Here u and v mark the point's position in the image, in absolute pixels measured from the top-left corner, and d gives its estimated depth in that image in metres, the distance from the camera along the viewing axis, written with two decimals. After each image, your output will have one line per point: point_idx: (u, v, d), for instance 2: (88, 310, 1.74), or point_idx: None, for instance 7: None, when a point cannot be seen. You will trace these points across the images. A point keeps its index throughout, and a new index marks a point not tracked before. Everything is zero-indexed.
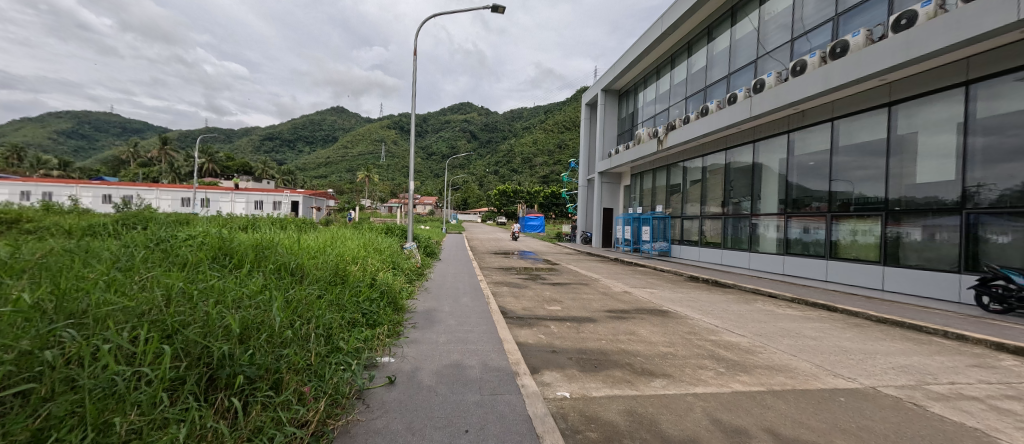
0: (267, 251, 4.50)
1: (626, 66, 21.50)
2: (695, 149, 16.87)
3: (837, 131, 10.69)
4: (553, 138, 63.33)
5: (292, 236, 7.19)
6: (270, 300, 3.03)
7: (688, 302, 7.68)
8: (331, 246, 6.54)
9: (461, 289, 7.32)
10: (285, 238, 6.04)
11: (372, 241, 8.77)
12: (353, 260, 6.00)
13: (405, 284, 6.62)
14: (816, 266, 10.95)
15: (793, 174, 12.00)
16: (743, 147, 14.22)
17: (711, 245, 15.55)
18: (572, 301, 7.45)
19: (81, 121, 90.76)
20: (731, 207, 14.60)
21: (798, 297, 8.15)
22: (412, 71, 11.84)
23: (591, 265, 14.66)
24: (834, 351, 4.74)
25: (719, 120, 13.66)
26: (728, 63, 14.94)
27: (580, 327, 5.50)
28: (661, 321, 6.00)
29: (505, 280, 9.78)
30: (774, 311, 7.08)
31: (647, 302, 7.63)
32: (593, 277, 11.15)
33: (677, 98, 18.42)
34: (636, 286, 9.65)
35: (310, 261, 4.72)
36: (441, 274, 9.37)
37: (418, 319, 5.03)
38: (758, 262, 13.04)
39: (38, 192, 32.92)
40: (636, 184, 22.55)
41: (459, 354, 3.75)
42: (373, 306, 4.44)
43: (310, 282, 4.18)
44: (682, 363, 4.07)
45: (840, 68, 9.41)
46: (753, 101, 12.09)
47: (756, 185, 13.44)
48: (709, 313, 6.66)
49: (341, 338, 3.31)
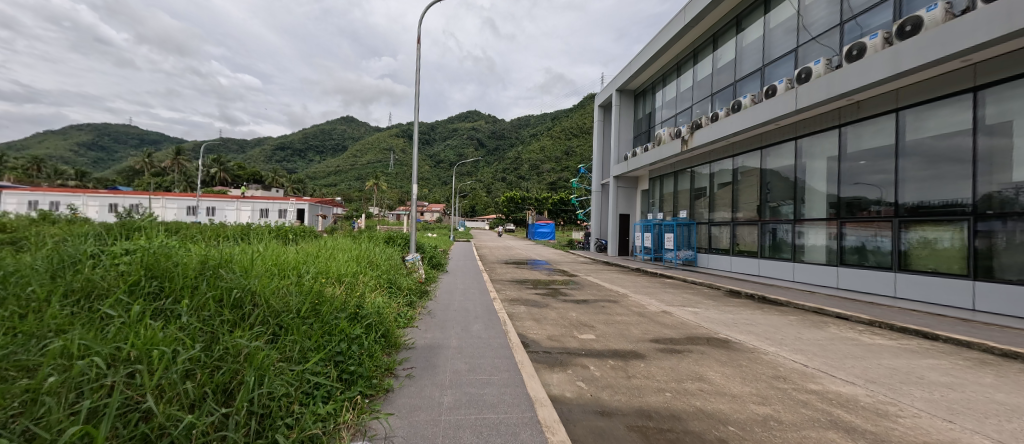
0: (211, 272, 3.31)
1: (644, 62, 20.22)
2: (723, 149, 15.49)
3: (902, 123, 9.26)
4: (561, 144, 61.79)
5: (270, 249, 6.02)
6: (155, 369, 1.81)
7: (748, 327, 6.31)
8: (314, 263, 5.33)
9: (472, 312, 6.04)
10: (257, 254, 4.86)
11: (367, 252, 7.54)
12: (337, 283, 4.75)
13: (402, 308, 5.34)
14: (880, 280, 9.46)
15: (846, 174, 10.58)
16: (781, 145, 12.82)
17: (744, 254, 14.10)
18: (606, 326, 6.09)
19: (98, 133, 92.55)
20: (768, 212, 13.19)
21: (879, 320, 6.71)
22: (416, 66, 10.86)
23: (613, 276, 13.28)
24: (1002, 413, 3.32)
25: (755, 115, 12.30)
26: (761, 54, 13.66)
27: (629, 368, 4.18)
28: (731, 358, 4.63)
29: (521, 297, 8.47)
30: (861, 341, 5.66)
31: (697, 326, 6.28)
32: (620, 291, 9.81)
33: (701, 95, 17.06)
34: (673, 304, 8.24)
35: (272, 285, 3.49)
36: (447, 291, 8.10)
37: (417, 362, 3.75)
38: (805, 274, 11.56)
39: (47, 200, 32.80)
40: (655, 188, 21.16)
41: (470, 436, 2.44)
42: (352, 348, 3.16)
43: (263, 321, 2.98)
44: (802, 441, 2.73)
45: (913, 49, 8.03)
46: (799, 91, 10.70)
47: (800, 187, 12.00)
48: (784, 345, 5.29)
49: (281, 421, 2.08)
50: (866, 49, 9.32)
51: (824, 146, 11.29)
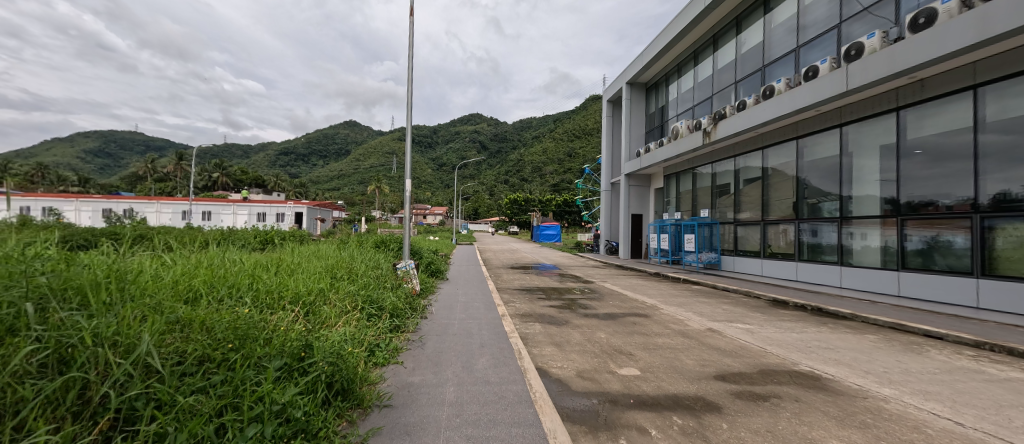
0: (40, 304, 2.03)
1: (659, 50, 18.79)
2: (750, 141, 14.08)
3: (981, 103, 7.87)
4: (563, 145, 60.46)
5: (215, 258, 4.77)
6: None
7: (830, 354, 4.90)
8: (267, 276, 4.09)
9: (475, 338, 4.67)
10: (184, 270, 3.64)
11: (344, 259, 6.21)
12: (287, 310, 3.49)
13: (381, 336, 4.02)
14: (958, 288, 8.05)
15: (906, 165, 9.18)
16: (822, 134, 11.40)
17: (778, 257, 12.70)
18: (648, 355, 4.70)
19: (104, 140, 92.58)
20: (807, 209, 11.77)
21: (989, 340, 5.32)
22: (410, 49, 9.55)
23: (632, 283, 11.86)
24: None
25: (794, 101, 10.90)
26: (797, 33, 12.25)
27: (710, 434, 2.79)
28: (846, 412, 3.22)
29: (533, 312, 7.07)
30: (993, 375, 4.25)
31: (765, 352, 4.88)
32: (647, 302, 8.41)
33: (723, 84, 15.67)
34: (717, 320, 6.82)
35: (141, 324, 2.17)
36: (446, 306, 6.73)
37: (390, 438, 2.36)
38: (855, 280, 10.16)
39: (38, 206, 31.86)
40: (670, 187, 19.73)
41: None
42: (266, 436, 1.83)
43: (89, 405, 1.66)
44: None
45: (1008, 8, 6.63)
46: (850, 70, 9.31)
47: (846, 180, 10.60)
48: (902, 385, 3.88)
49: None
50: (939, 15, 7.92)
51: (877, 132, 9.87)
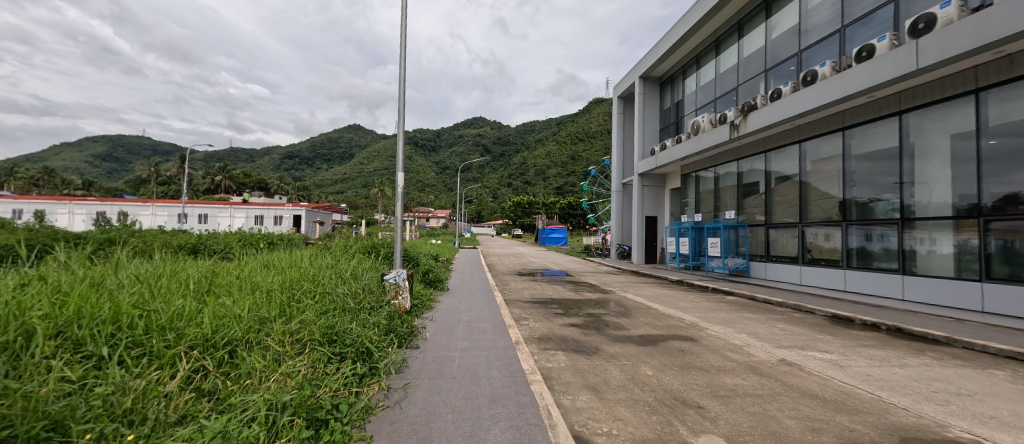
0: None
1: (675, 41, 17.46)
2: (785, 135, 12.67)
3: None
4: (567, 147, 59.10)
5: (126, 268, 3.49)
6: None
7: (979, 407, 3.49)
8: (178, 301, 2.81)
9: (483, 388, 3.33)
10: (36, 295, 2.39)
11: (312, 271, 4.87)
12: (178, 364, 2.21)
13: (339, 392, 2.66)
14: None
15: (987, 157, 7.81)
16: (874, 124, 10.00)
17: (820, 265, 11.27)
18: (725, 408, 3.33)
19: (111, 144, 92.86)
20: (856, 210, 10.37)
21: None
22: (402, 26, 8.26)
23: (658, 293, 10.47)
24: None
25: (843, 86, 9.55)
26: (842, 11, 10.85)
27: None
28: None
29: (552, 334, 5.71)
30: None
31: (886, 404, 3.49)
32: (686, 320, 7.01)
33: (751, 73, 14.30)
34: (784, 346, 5.45)
35: None
36: (445, 329, 5.41)
37: None
38: (920, 292, 8.78)
39: (30, 209, 30.71)
40: (688, 187, 18.35)
41: None
42: None
43: None
44: None
45: None
46: (916, 47, 7.97)
47: (906, 176, 9.21)
48: None
49: None
50: None
51: (947, 119, 8.45)
